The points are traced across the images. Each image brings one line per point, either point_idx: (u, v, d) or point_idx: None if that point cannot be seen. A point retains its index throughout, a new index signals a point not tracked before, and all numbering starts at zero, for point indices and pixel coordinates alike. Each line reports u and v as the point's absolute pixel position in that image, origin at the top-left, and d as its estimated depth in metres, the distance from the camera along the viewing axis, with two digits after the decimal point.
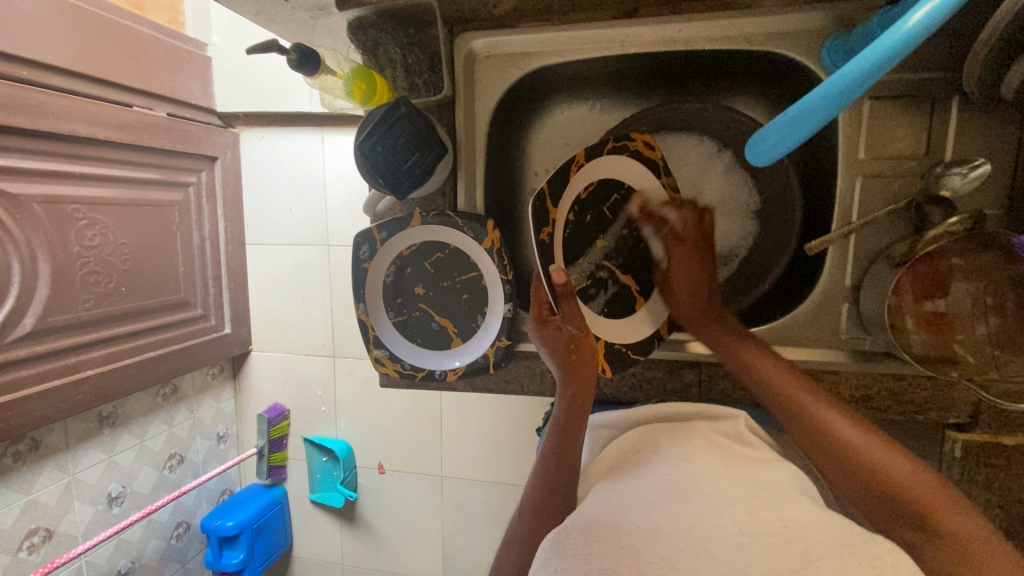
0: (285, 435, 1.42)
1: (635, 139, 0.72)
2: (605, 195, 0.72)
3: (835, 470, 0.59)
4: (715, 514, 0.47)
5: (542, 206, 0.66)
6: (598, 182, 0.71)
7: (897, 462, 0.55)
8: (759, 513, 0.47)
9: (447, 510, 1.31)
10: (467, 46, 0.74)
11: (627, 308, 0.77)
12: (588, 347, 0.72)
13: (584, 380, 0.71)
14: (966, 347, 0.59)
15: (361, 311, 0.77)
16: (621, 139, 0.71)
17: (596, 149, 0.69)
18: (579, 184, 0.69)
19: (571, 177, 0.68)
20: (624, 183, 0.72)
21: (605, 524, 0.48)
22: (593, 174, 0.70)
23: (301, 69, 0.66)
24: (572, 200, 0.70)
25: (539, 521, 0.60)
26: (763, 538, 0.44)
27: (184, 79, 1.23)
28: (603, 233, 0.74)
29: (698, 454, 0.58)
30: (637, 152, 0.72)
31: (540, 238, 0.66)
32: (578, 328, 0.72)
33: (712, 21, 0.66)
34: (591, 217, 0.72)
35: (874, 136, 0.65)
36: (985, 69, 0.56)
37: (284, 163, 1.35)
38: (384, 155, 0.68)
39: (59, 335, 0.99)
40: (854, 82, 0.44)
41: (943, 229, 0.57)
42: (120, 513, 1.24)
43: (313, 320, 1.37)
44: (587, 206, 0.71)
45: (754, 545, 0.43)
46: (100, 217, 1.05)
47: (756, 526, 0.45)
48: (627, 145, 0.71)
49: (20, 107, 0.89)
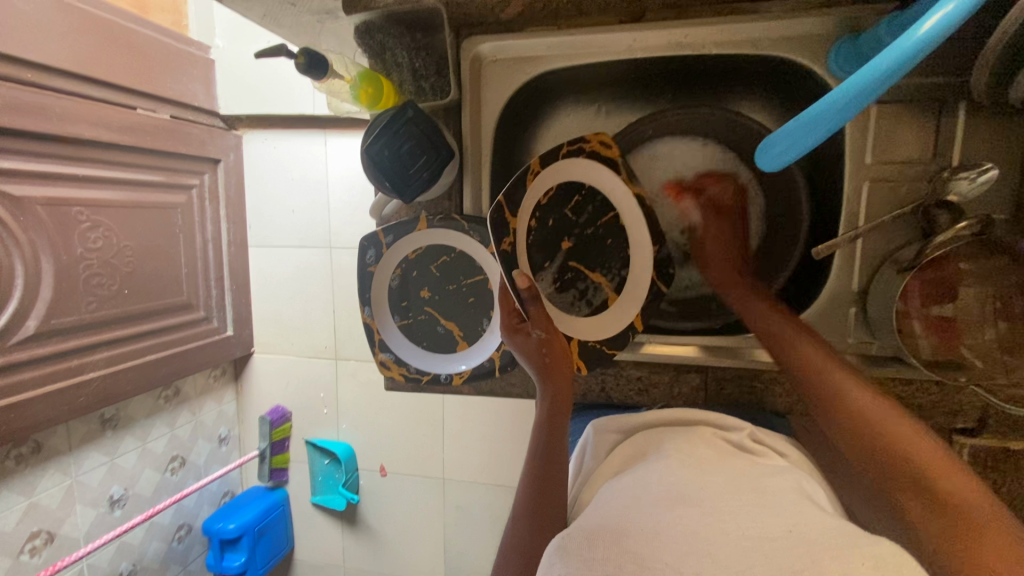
0: (287, 437, 1.42)
1: (588, 139, 0.68)
2: (566, 197, 0.70)
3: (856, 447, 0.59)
4: (719, 519, 0.47)
5: (500, 216, 0.68)
6: (558, 186, 0.70)
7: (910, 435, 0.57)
8: (766, 518, 0.47)
9: (449, 512, 1.31)
10: (473, 50, 0.74)
11: (600, 305, 0.73)
12: (560, 347, 0.70)
13: (561, 379, 0.70)
14: (973, 351, 0.59)
15: (366, 314, 0.78)
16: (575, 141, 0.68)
17: (550, 155, 0.68)
18: (537, 191, 0.70)
19: (528, 185, 0.69)
20: (583, 184, 0.70)
21: (609, 528, 0.48)
22: (553, 178, 0.70)
23: (308, 73, 0.66)
24: (532, 207, 0.70)
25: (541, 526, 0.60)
26: (766, 541, 0.44)
27: (187, 81, 1.23)
28: (568, 234, 0.71)
29: (704, 459, 0.58)
30: (593, 153, 0.68)
31: (501, 248, 0.69)
32: (547, 332, 0.69)
33: (718, 26, 0.67)
34: (553, 221, 0.71)
35: (882, 139, 0.65)
36: (994, 72, 0.56)
37: (286, 164, 1.35)
38: (391, 158, 0.68)
39: (63, 337, 0.98)
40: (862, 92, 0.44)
41: (952, 233, 0.58)
42: (122, 516, 1.24)
43: (315, 322, 1.37)
44: (549, 210, 0.71)
45: (757, 549, 0.43)
46: (103, 219, 1.05)
47: (759, 530, 0.45)
48: (581, 147, 0.68)
49: (22, 109, 0.89)
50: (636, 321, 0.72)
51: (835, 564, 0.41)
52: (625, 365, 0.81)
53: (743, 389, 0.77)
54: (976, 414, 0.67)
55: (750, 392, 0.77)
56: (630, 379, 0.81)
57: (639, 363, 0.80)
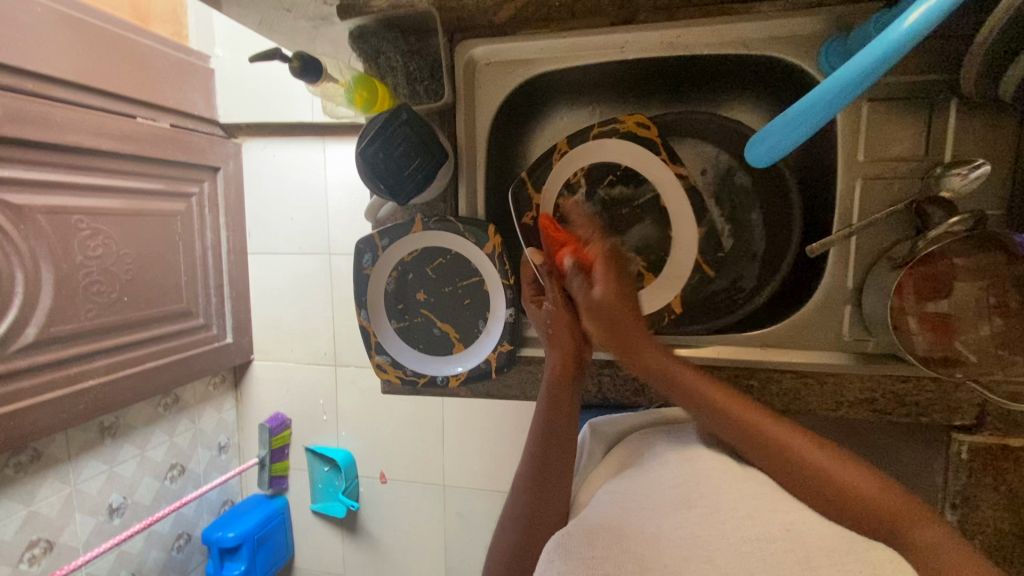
0: (286, 445, 1.41)
1: (624, 121, 0.73)
2: (601, 178, 0.76)
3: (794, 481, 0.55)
4: (717, 519, 0.46)
5: (523, 192, 0.77)
6: (589, 165, 0.76)
7: (850, 471, 0.54)
8: (765, 518, 0.47)
9: (449, 519, 1.30)
10: (467, 54, 0.75)
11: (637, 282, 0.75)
12: (570, 320, 0.71)
13: (566, 351, 0.70)
14: (968, 346, 0.58)
15: (363, 317, 0.78)
16: (608, 122, 0.74)
17: (580, 136, 0.75)
18: (565, 171, 0.76)
19: (554, 165, 0.76)
20: (620, 167, 0.75)
21: (609, 527, 0.48)
22: (581, 159, 0.75)
23: (303, 76, 0.69)
24: (560, 185, 0.76)
25: (538, 520, 0.61)
26: (767, 544, 0.44)
27: (187, 89, 1.24)
28: (602, 215, 0.77)
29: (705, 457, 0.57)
30: (627, 134, 0.73)
31: (524, 220, 0.76)
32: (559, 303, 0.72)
33: (711, 26, 0.67)
34: (584, 199, 0.77)
35: (873, 137, 0.65)
36: (984, 69, 0.56)
37: (285, 172, 1.36)
38: (386, 161, 0.69)
39: (62, 345, 0.99)
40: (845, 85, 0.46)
41: (946, 228, 0.58)
42: (121, 524, 1.23)
43: (315, 328, 1.37)
44: (581, 189, 0.77)
45: (759, 554, 0.43)
46: (102, 227, 1.05)
47: (759, 532, 0.45)
48: (615, 128, 0.73)
49: (22, 117, 0.89)
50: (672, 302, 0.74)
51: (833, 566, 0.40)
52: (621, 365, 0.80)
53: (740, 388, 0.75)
54: (974, 411, 0.67)
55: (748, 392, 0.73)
56: (626, 379, 0.80)
57: None
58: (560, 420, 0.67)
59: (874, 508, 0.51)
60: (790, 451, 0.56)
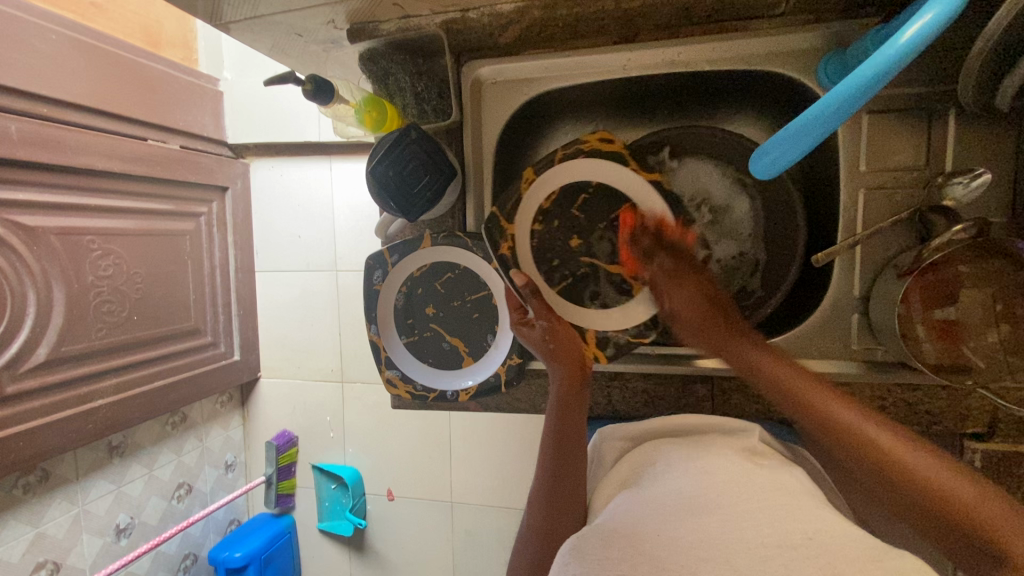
0: (293, 462, 1.41)
1: (587, 139, 0.71)
2: (573, 197, 0.73)
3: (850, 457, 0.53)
4: (733, 526, 0.47)
5: (495, 225, 0.73)
6: (559, 188, 0.73)
7: (903, 442, 0.51)
8: (778, 526, 0.47)
9: (458, 537, 1.29)
10: (474, 73, 0.76)
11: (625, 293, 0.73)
12: (565, 333, 0.71)
13: (570, 358, 0.71)
14: (977, 352, 0.59)
15: (372, 332, 0.79)
16: (570, 143, 0.72)
17: (546, 161, 0.72)
18: (537, 197, 0.73)
19: (523, 194, 0.73)
20: (590, 183, 0.72)
21: (626, 533, 0.48)
22: (552, 182, 0.72)
23: (315, 97, 0.71)
24: (534, 212, 0.73)
25: (557, 523, 0.63)
26: (778, 551, 0.44)
27: (197, 112, 1.27)
28: (580, 232, 0.74)
29: (718, 464, 0.57)
30: (592, 150, 0.71)
31: (502, 252, 0.73)
32: (549, 320, 0.71)
33: (710, 45, 0.69)
34: (560, 222, 0.74)
35: (875, 149, 0.66)
36: (979, 83, 0.58)
37: (292, 191, 1.38)
38: (396, 179, 0.71)
39: (72, 365, 1.00)
40: (842, 102, 0.47)
41: (948, 236, 0.59)
42: (128, 545, 1.23)
43: (322, 344, 1.38)
44: (552, 213, 0.74)
45: (769, 560, 0.43)
46: (113, 247, 1.07)
47: (774, 539, 0.45)
48: (579, 148, 0.71)
49: (38, 142, 0.92)
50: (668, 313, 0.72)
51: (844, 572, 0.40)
52: (630, 377, 0.81)
53: (750, 398, 0.77)
54: (984, 418, 0.67)
55: (756, 402, 0.77)
56: (635, 391, 0.81)
57: (644, 375, 0.81)
58: (571, 415, 0.70)
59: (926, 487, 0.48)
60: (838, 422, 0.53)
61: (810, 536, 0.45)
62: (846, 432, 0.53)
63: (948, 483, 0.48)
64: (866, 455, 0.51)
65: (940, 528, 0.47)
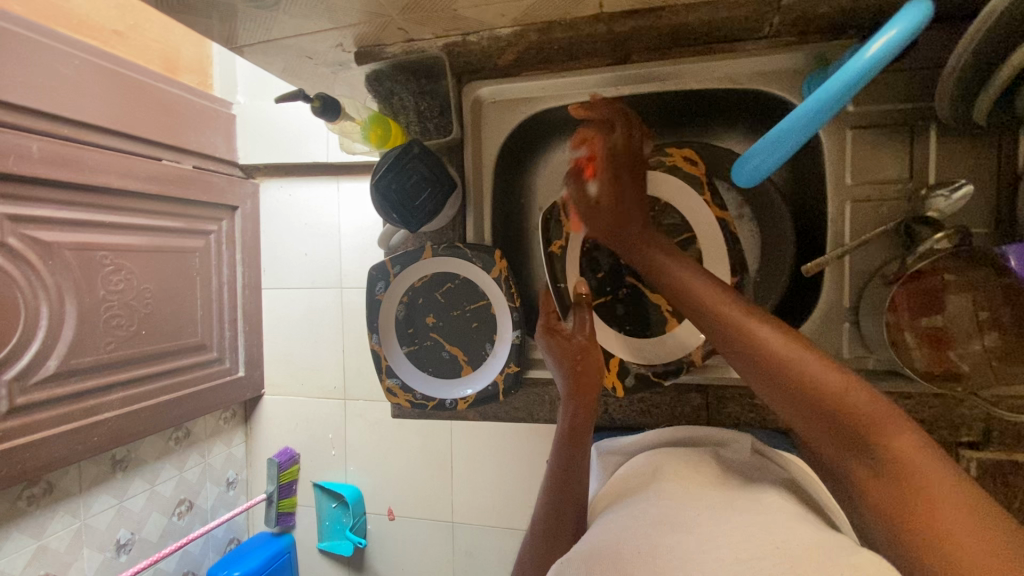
0: (294, 480, 1.41)
1: (672, 155, 0.78)
2: None
3: (761, 379, 0.51)
4: (712, 541, 0.45)
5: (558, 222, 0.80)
6: None
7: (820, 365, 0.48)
8: (755, 537, 0.45)
9: (458, 557, 1.28)
10: (474, 93, 0.81)
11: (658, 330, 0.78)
12: (593, 357, 0.73)
13: (588, 387, 0.72)
14: (963, 358, 0.60)
15: (374, 341, 0.80)
16: (657, 154, 0.79)
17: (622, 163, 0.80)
18: None
19: None
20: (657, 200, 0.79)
21: (608, 552, 0.47)
22: None
23: (323, 114, 0.75)
24: None
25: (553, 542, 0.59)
26: (754, 560, 0.42)
27: (209, 133, 1.32)
28: None
29: (698, 488, 0.56)
30: (673, 166, 0.78)
31: (552, 249, 0.80)
32: (585, 337, 0.74)
33: (699, 64, 0.72)
34: None
35: (859, 164, 0.69)
36: (955, 101, 0.61)
37: (300, 211, 1.42)
38: (397, 192, 0.73)
39: (80, 377, 1.02)
40: (807, 117, 0.51)
41: (932, 244, 0.60)
42: (128, 562, 1.23)
43: (325, 360, 1.40)
44: None
45: (747, 569, 0.41)
46: (125, 263, 1.10)
47: (750, 550, 0.43)
48: (662, 159, 0.78)
49: (57, 160, 0.96)
50: (693, 354, 0.75)
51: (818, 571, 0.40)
52: None
53: (745, 408, 0.79)
54: (978, 427, 0.68)
55: (752, 410, 0.79)
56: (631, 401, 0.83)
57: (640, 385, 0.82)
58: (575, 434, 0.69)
59: (847, 418, 0.45)
60: (751, 337, 0.52)
61: (791, 548, 0.43)
62: (744, 338, 0.52)
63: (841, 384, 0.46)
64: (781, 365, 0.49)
65: (819, 423, 0.47)
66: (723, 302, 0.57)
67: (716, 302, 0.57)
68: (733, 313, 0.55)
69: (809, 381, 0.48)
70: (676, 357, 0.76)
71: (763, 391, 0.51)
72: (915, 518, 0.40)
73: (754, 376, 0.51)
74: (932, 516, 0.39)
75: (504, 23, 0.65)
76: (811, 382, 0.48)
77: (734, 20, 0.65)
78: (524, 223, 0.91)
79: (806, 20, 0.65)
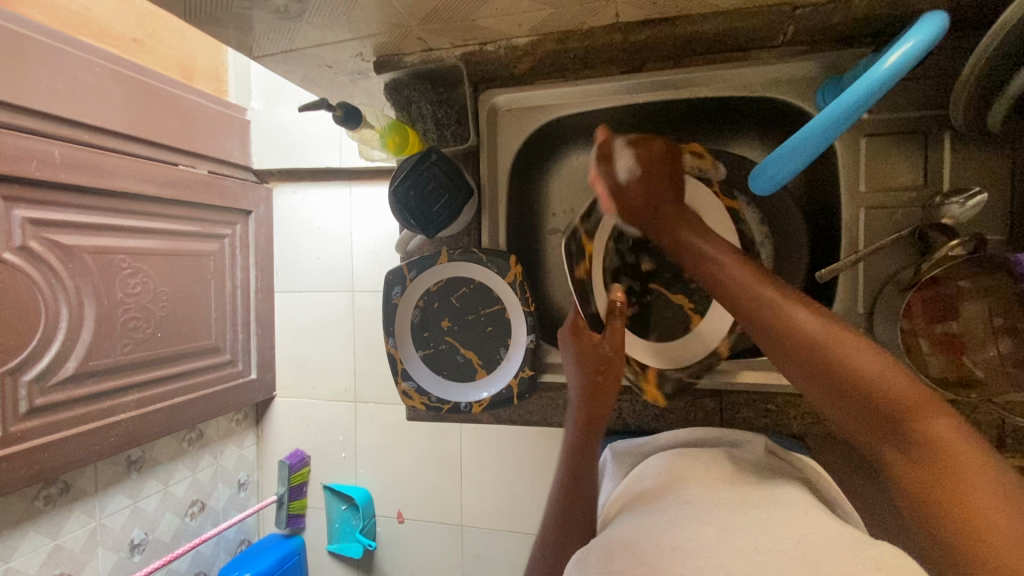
0: (305, 482, 1.42)
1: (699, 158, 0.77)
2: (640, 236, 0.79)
3: (796, 361, 0.50)
4: (732, 534, 0.46)
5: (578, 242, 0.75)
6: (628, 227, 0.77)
7: (856, 348, 0.48)
8: (773, 530, 0.46)
9: (468, 561, 1.29)
10: (491, 101, 0.82)
11: (676, 329, 0.80)
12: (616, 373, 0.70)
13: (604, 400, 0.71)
14: (977, 363, 0.61)
15: (390, 344, 0.81)
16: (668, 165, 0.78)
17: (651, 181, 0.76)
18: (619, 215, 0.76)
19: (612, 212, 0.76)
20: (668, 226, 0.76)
21: (626, 544, 0.48)
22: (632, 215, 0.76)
23: (344, 123, 0.77)
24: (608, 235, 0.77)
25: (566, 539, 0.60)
26: (773, 552, 0.42)
27: (225, 139, 1.34)
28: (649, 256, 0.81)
29: (714, 483, 0.57)
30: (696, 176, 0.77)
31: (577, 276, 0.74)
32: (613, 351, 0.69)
33: (712, 72, 0.73)
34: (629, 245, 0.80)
35: (873, 172, 0.70)
36: (970, 111, 0.61)
37: (312, 215, 1.44)
38: (416, 198, 0.75)
39: (98, 378, 1.04)
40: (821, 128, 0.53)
41: (947, 250, 0.59)
42: (141, 561, 1.24)
43: (336, 362, 1.41)
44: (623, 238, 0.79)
45: (766, 560, 0.42)
46: (142, 266, 1.12)
47: (769, 542, 0.44)
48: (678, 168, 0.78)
49: (78, 166, 0.98)
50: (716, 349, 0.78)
51: (838, 565, 0.40)
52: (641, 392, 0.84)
53: (758, 413, 0.80)
54: (993, 433, 0.68)
55: (766, 415, 0.80)
56: (645, 405, 0.84)
57: None
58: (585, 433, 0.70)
59: (883, 400, 0.46)
60: (788, 321, 0.51)
61: (810, 540, 0.44)
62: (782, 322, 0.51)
63: (871, 368, 0.47)
64: (811, 355, 0.49)
65: (853, 406, 0.47)
66: (760, 282, 0.55)
67: (751, 282, 0.55)
68: (772, 295, 0.53)
69: (847, 364, 0.48)
70: (704, 356, 0.78)
71: (798, 374, 0.51)
72: (947, 499, 0.40)
73: (784, 359, 0.51)
74: (969, 499, 0.40)
75: (521, 32, 0.67)
76: (847, 364, 0.48)
77: (749, 31, 0.66)
78: (540, 229, 0.92)
79: (819, 29, 0.66)
